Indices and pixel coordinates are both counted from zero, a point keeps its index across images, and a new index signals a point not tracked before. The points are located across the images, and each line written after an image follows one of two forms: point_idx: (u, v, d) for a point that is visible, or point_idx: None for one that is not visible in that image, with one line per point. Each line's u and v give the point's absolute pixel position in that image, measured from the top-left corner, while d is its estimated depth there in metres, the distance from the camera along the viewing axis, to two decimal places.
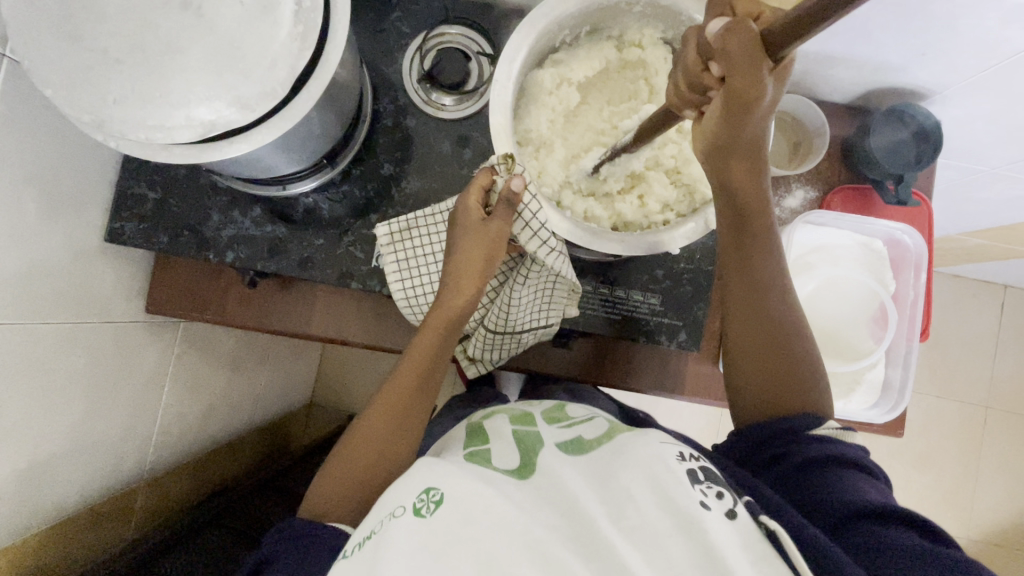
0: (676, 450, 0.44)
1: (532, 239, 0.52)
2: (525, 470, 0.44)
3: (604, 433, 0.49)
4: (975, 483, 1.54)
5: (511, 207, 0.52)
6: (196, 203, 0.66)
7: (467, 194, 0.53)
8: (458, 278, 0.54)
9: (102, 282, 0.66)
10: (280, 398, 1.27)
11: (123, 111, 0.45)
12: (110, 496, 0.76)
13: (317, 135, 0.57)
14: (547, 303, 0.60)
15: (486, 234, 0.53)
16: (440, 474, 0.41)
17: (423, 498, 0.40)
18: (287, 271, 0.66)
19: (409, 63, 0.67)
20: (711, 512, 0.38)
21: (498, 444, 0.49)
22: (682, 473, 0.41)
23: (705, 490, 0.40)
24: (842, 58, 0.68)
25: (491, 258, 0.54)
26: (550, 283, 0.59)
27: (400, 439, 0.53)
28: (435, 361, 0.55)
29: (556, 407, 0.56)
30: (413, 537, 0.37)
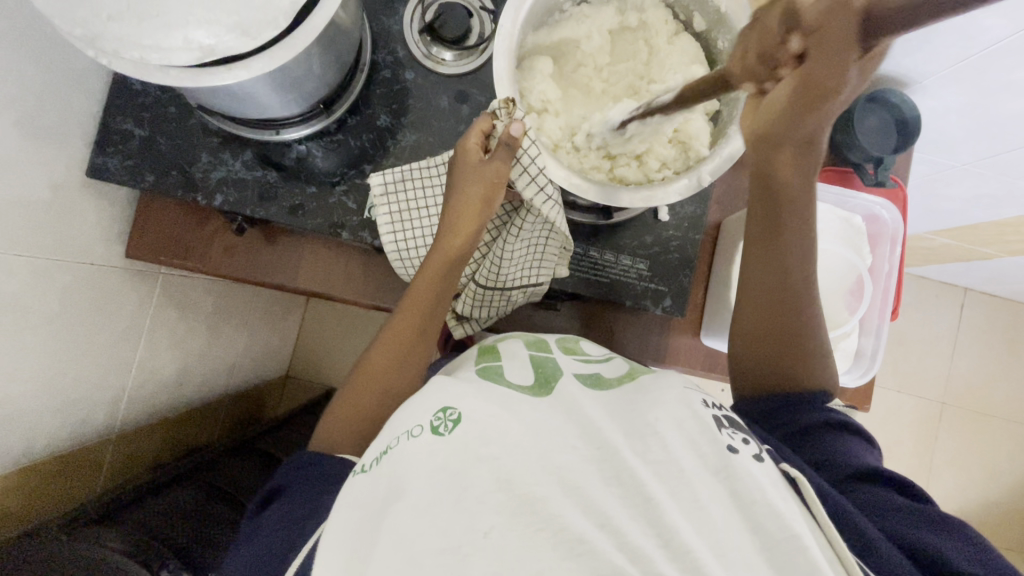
0: (700, 397, 0.42)
1: (529, 186, 0.54)
2: (541, 390, 0.42)
3: (626, 375, 0.47)
4: (929, 474, 1.62)
5: (510, 151, 0.53)
6: (184, 144, 0.64)
7: (467, 137, 0.54)
8: (454, 222, 0.55)
9: (81, 220, 0.64)
10: (257, 365, 1.25)
11: (118, 28, 0.44)
12: (79, 446, 0.74)
13: (316, 76, 0.56)
14: (539, 258, 0.61)
15: (486, 175, 0.54)
16: (457, 396, 0.40)
17: (441, 416, 0.38)
18: (276, 218, 0.65)
19: (410, 16, 0.66)
20: (739, 455, 0.38)
21: (510, 360, 0.48)
22: (707, 418, 0.39)
23: (731, 435, 0.40)
24: None
25: (489, 202, 0.55)
26: (543, 237, 0.60)
27: (399, 378, 0.54)
28: (434, 304, 0.55)
29: (571, 341, 0.54)
30: (432, 455, 0.36)
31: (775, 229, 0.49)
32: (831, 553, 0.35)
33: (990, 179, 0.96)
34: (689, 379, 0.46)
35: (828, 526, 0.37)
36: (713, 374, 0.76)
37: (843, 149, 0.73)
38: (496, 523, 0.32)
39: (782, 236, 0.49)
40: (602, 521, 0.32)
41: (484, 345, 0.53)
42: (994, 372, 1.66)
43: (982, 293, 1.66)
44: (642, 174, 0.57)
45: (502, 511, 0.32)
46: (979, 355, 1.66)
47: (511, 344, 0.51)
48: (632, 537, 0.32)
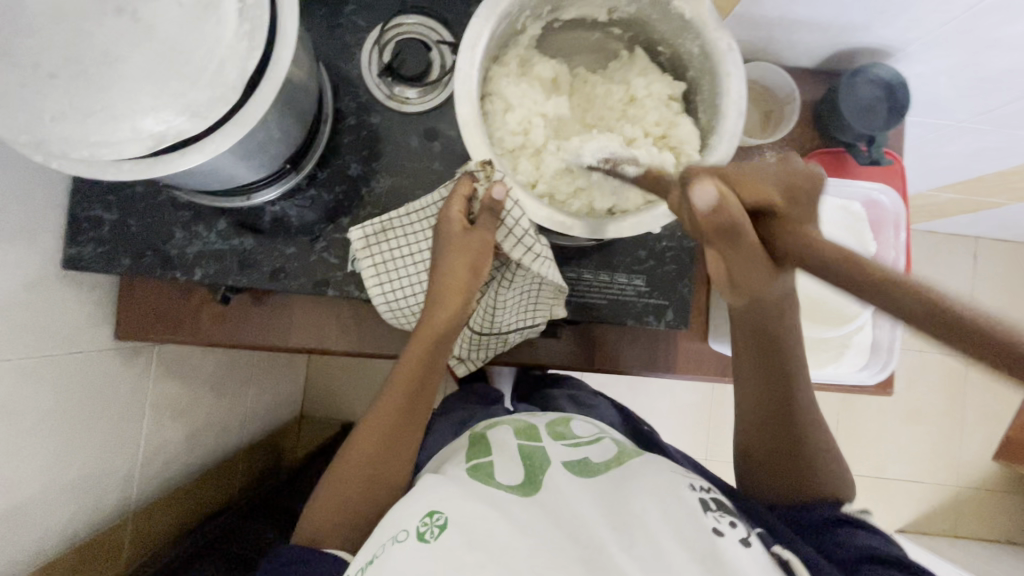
0: (687, 481, 0.47)
1: (517, 246, 0.53)
2: (528, 489, 0.46)
3: (613, 456, 0.50)
4: (961, 432, 1.58)
5: (493, 215, 0.52)
6: (157, 221, 0.63)
7: (450, 205, 0.53)
8: (441, 292, 0.53)
9: (65, 312, 0.63)
10: (269, 414, 1.25)
11: (63, 128, 0.42)
12: (96, 532, 0.73)
13: (277, 139, 0.54)
14: (533, 304, 0.59)
15: (470, 245, 0.52)
16: (443, 498, 0.43)
17: (426, 522, 0.41)
18: (258, 284, 0.63)
19: (368, 58, 0.64)
20: (725, 538, 0.41)
21: (500, 456, 0.50)
22: (694, 502, 0.44)
23: (718, 518, 0.43)
24: (808, 20, 0.67)
25: (475, 269, 0.53)
26: (535, 285, 0.58)
27: (390, 462, 0.53)
28: (422, 380, 0.55)
29: (561, 423, 0.55)
30: (419, 561, 0.39)
31: (766, 351, 0.55)
32: None
33: (990, 133, 0.93)
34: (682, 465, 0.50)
35: None
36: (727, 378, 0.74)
37: (833, 132, 0.72)
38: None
39: (776, 363, 0.55)
40: None
41: (475, 433, 0.55)
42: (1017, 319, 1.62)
43: (994, 240, 1.62)
44: (635, 195, 0.54)
45: None
46: (999, 304, 1.62)
47: (499, 431, 0.53)
48: None
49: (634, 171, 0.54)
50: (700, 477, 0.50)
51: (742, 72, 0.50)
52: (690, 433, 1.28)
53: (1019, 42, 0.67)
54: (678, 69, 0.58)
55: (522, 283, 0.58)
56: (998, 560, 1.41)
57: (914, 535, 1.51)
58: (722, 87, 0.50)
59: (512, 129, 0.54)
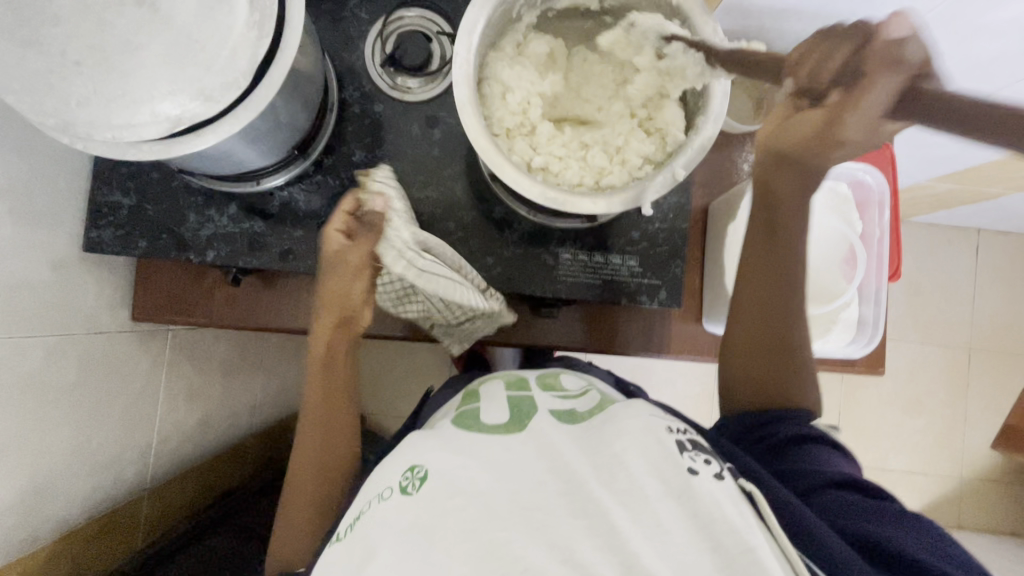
0: (665, 424, 0.48)
1: (391, 252, 0.53)
2: (515, 427, 0.49)
3: (595, 406, 0.53)
4: (964, 423, 1.59)
5: (372, 229, 0.56)
6: (171, 206, 0.66)
7: (334, 221, 0.57)
8: (321, 317, 0.62)
9: (86, 293, 0.66)
10: (277, 402, 1.28)
11: (88, 112, 0.45)
12: (115, 506, 0.76)
13: (285, 125, 0.57)
14: (490, 294, 0.63)
15: (347, 270, 0.58)
16: (423, 453, 0.46)
17: (408, 476, 0.44)
18: (268, 265, 0.66)
19: (371, 49, 0.67)
20: (699, 475, 0.42)
21: (488, 402, 0.54)
22: (671, 443, 0.44)
23: (693, 457, 0.44)
24: (795, 10, 0.69)
25: (371, 286, 0.60)
26: (462, 285, 0.57)
27: (330, 457, 0.68)
28: (324, 398, 0.67)
29: (552, 378, 0.60)
30: (402, 510, 0.41)
31: (771, 230, 0.58)
32: (777, 545, 0.39)
33: None
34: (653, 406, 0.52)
35: (782, 536, 0.40)
36: None
37: None
38: (463, 571, 0.36)
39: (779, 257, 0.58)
40: (565, 556, 0.37)
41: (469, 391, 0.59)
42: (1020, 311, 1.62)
43: (995, 232, 1.62)
44: (626, 173, 0.56)
45: (466, 560, 0.37)
46: (1001, 296, 1.62)
47: (489, 387, 0.58)
48: (594, 567, 0.36)
49: (625, 152, 0.57)
50: (677, 421, 0.51)
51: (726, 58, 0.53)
52: None
53: (1001, 30, 0.69)
54: None
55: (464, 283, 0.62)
56: (1002, 551, 1.41)
57: None
58: None
59: (506, 113, 0.56)
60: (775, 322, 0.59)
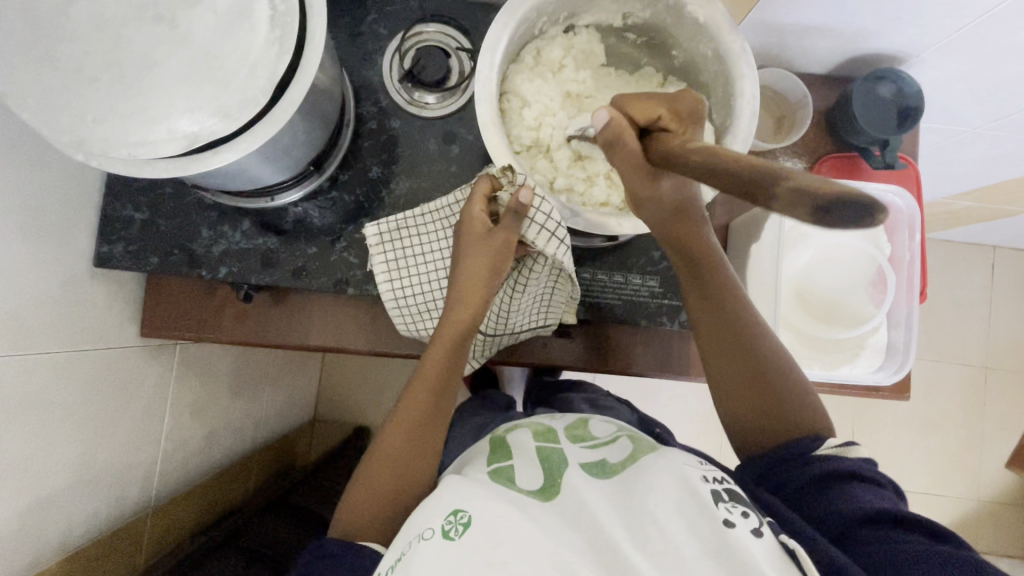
0: (699, 473, 0.49)
1: (541, 235, 0.53)
2: (549, 493, 0.48)
3: (628, 455, 0.53)
4: (981, 444, 1.55)
5: (519, 219, 0.52)
6: (185, 221, 0.65)
7: (471, 207, 0.54)
8: (465, 290, 0.54)
9: (95, 309, 0.65)
10: (283, 415, 1.26)
11: (103, 129, 0.44)
12: (117, 526, 0.74)
13: (302, 142, 0.56)
14: (546, 306, 0.62)
15: (492, 246, 0.53)
16: (466, 498, 0.46)
17: (451, 520, 0.44)
18: (281, 282, 0.65)
19: (389, 65, 0.66)
20: (736, 528, 0.42)
21: (520, 459, 0.52)
22: (706, 494, 0.45)
23: (730, 508, 0.44)
24: (819, 26, 0.68)
25: (497, 270, 0.54)
26: (550, 287, 0.60)
27: (417, 462, 0.55)
28: (449, 374, 0.56)
29: (579, 423, 0.59)
30: (442, 557, 0.41)
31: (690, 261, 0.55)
32: None
33: (1005, 139, 0.93)
34: (691, 456, 0.52)
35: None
36: None
37: (846, 134, 0.73)
38: None
39: (698, 272, 0.56)
40: None
41: (496, 438, 0.58)
42: None
43: (1012, 249, 1.60)
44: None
45: None
46: (1018, 314, 1.60)
47: (517, 436, 0.57)
48: None
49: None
50: (713, 468, 0.52)
51: (755, 73, 0.51)
52: (700, 440, 1.27)
53: None
54: (690, 73, 0.59)
55: (541, 277, 0.58)
56: None
57: None
58: (735, 87, 0.52)
59: (526, 131, 0.55)
60: (737, 328, 0.56)
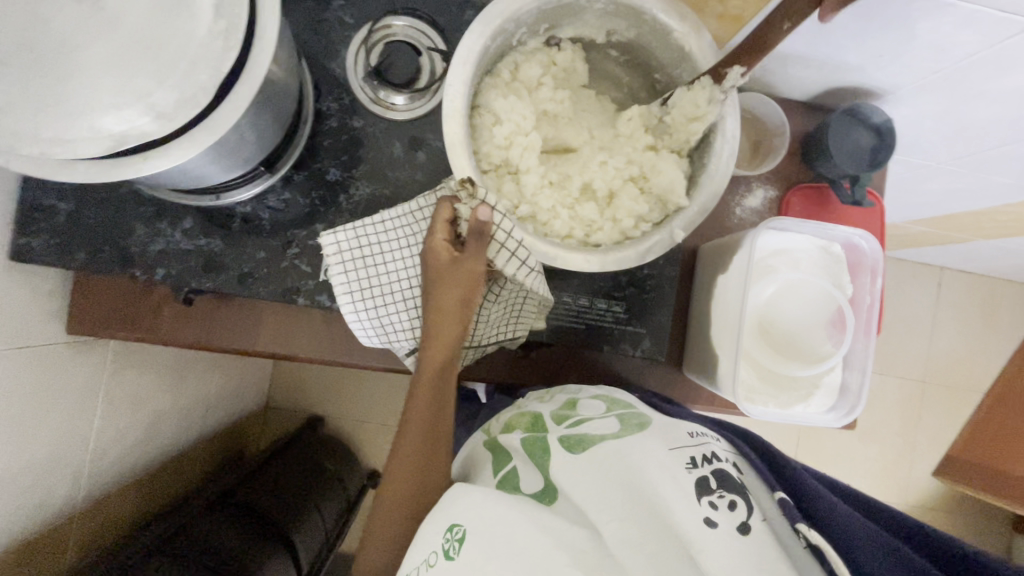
0: (688, 456, 0.46)
1: (509, 262, 0.48)
2: (549, 497, 0.47)
3: (610, 430, 0.49)
4: (913, 452, 1.64)
5: (482, 239, 0.47)
6: (118, 214, 0.59)
7: (433, 234, 0.48)
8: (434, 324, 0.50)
9: (12, 306, 0.59)
10: (231, 405, 1.21)
11: (12, 123, 0.39)
12: (41, 531, 0.70)
13: (252, 141, 0.51)
14: (516, 317, 0.57)
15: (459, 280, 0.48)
16: (462, 511, 0.46)
17: (449, 538, 0.45)
18: (225, 288, 0.60)
19: (354, 58, 0.61)
20: (715, 527, 0.41)
21: (519, 459, 0.52)
22: (689, 485, 0.43)
23: (714, 501, 0.43)
24: (802, 56, 0.67)
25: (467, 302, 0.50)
26: (521, 299, 0.55)
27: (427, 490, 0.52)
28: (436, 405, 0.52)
29: (567, 406, 0.56)
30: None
31: None
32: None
33: (964, 175, 0.95)
34: (677, 432, 0.49)
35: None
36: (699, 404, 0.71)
37: (818, 166, 0.72)
38: None
39: None
40: None
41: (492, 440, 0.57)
42: (973, 349, 1.67)
43: (958, 271, 1.66)
44: (616, 232, 0.52)
45: None
46: (959, 332, 1.67)
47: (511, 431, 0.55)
48: None
49: (614, 208, 0.53)
50: (708, 441, 0.49)
51: (736, 112, 0.50)
52: None
53: (1004, 96, 0.68)
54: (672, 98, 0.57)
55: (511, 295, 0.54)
56: None
57: None
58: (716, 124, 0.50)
59: (495, 147, 0.52)
60: None
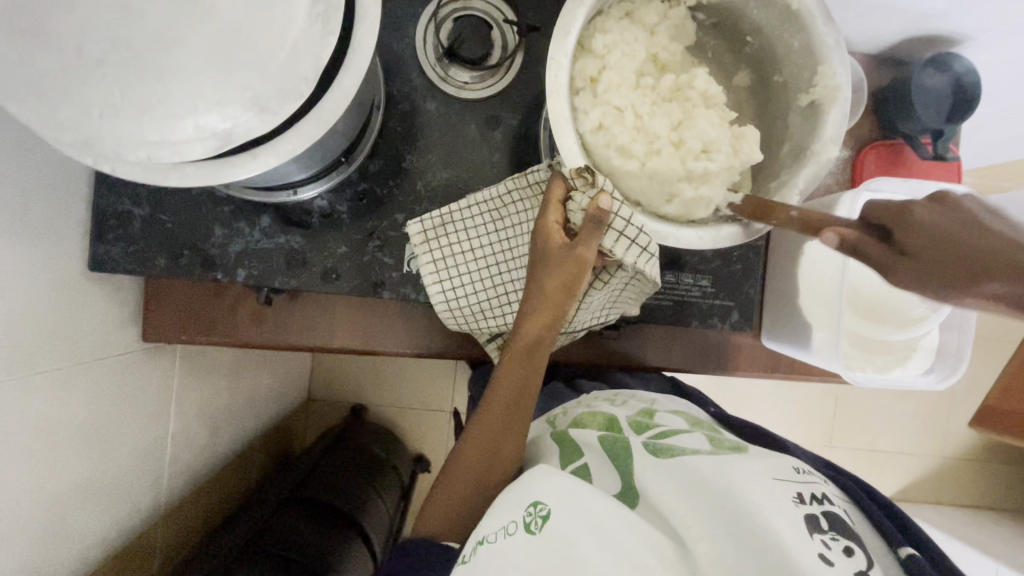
0: (794, 491, 0.42)
1: (628, 249, 0.45)
2: (631, 498, 0.46)
3: (702, 447, 0.48)
4: (952, 407, 1.58)
5: (598, 227, 0.43)
6: (192, 216, 0.57)
7: (545, 215, 0.45)
8: (531, 312, 0.47)
9: (93, 317, 0.58)
10: (280, 401, 1.21)
11: (116, 127, 0.37)
12: (130, 537, 0.70)
13: (338, 131, 0.49)
14: (614, 303, 0.54)
15: (565, 265, 0.44)
16: (545, 488, 0.44)
17: (531, 513, 0.43)
18: (307, 286, 0.58)
19: (423, 36, 0.58)
20: (834, 566, 0.37)
21: (592, 456, 0.50)
22: (801, 520, 0.40)
23: (827, 542, 0.39)
24: (883, 6, 0.63)
25: (568, 293, 0.46)
26: (625, 283, 0.52)
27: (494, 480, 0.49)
28: (519, 399, 0.49)
29: (643, 415, 0.55)
30: (529, 554, 0.41)
31: None
32: None
33: None
34: (788, 465, 0.46)
35: None
36: (777, 373, 0.71)
37: (896, 122, 0.70)
38: None
39: None
40: None
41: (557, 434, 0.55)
42: None
43: None
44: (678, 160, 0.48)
45: None
46: None
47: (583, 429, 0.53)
48: None
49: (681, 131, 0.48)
50: (811, 478, 0.46)
51: (847, 74, 0.47)
52: None
53: None
54: (766, 60, 0.54)
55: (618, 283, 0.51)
56: (984, 530, 1.46)
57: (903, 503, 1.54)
58: (827, 84, 0.47)
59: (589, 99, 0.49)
60: None
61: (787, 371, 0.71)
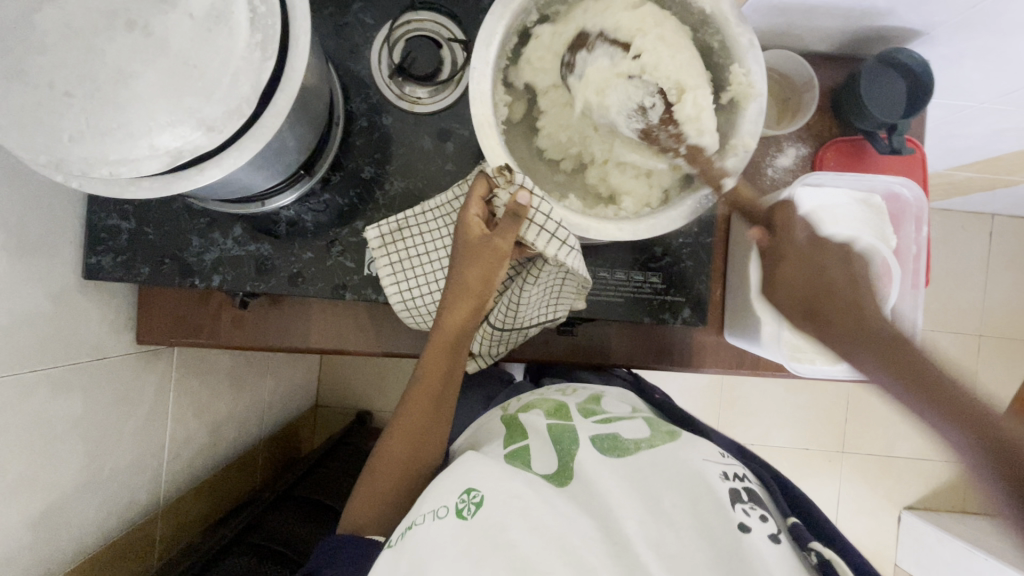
0: (719, 469, 0.48)
1: (549, 242, 0.49)
2: (563, 478, 0.49)
3: (642, 436, 0.53)
4: None
5: (516, 221, 0.48)
6: (174, 229, 0.63)
7: (468, 209, 0.50)
8: (457, 296, 0.52)
9: (88, 321, 0.64)
10: (284, 407, 1.27)
11: (81, 149, 0.42)
12: (128, 527, 0.75)
13: (293, 147, 0.54)
14: (555, 298, 0.58)
15: (487, 254, 0.50)
16: (480, 479, 0.47)
17: (464, 499, 0.46)
18: (277, 290, 0.63)
19: (378, 57, 0.63)
20: (750, 532, 0.43)
21: (536, 440, 0.53)
22: (725, 493, 0.45)
23: (748, 510, 0.45)
24: (825, 6, 0.65)
25: (488, 278, 0.51)
26: (559, 279, 0.56)
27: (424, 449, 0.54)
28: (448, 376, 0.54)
29: (592, 401, 0.59)
30: (454, 536, 0.43)
31: None
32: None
33: (1012, 114, 0.88)
34: (712, 447, 0.52)
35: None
36: (741, 369, 0.72)
37: (851, 119, 0.70)
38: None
39: None
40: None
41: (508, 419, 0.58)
42: None
43: (1011, 216, 1.53)
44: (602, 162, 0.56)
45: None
46: (1017, 280, 1.54)
47: (530, 413, 0.57)
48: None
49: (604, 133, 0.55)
50: (734, 462, 0.52)
51: (762, 71, 0.49)
52: None
53: None
54: None
55: (551, 276, 0.56)
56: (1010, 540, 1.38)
57: (922, 511, 1.47)
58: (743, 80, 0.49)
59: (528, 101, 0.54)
60: None
61: (751, 367, 0.72)
